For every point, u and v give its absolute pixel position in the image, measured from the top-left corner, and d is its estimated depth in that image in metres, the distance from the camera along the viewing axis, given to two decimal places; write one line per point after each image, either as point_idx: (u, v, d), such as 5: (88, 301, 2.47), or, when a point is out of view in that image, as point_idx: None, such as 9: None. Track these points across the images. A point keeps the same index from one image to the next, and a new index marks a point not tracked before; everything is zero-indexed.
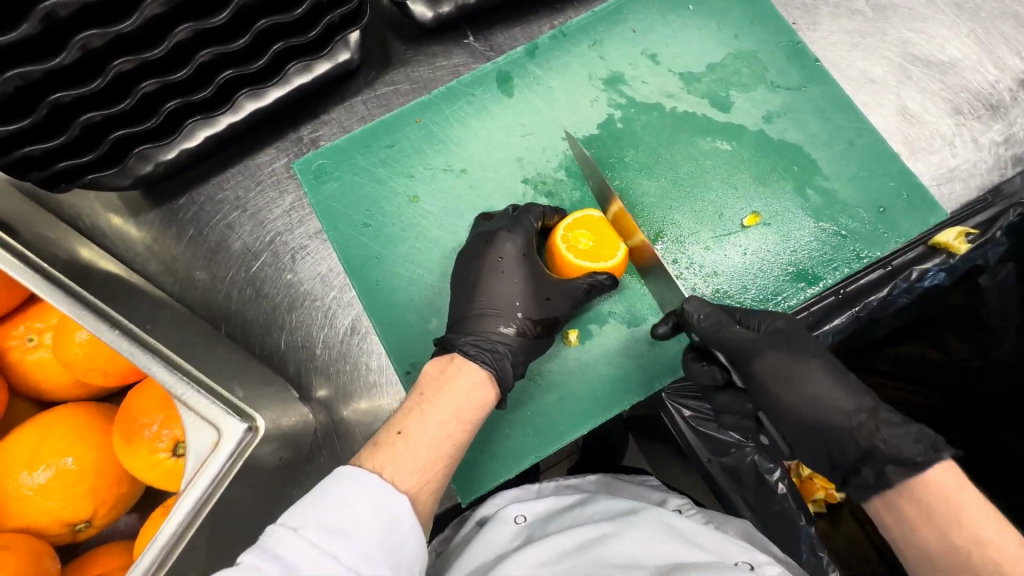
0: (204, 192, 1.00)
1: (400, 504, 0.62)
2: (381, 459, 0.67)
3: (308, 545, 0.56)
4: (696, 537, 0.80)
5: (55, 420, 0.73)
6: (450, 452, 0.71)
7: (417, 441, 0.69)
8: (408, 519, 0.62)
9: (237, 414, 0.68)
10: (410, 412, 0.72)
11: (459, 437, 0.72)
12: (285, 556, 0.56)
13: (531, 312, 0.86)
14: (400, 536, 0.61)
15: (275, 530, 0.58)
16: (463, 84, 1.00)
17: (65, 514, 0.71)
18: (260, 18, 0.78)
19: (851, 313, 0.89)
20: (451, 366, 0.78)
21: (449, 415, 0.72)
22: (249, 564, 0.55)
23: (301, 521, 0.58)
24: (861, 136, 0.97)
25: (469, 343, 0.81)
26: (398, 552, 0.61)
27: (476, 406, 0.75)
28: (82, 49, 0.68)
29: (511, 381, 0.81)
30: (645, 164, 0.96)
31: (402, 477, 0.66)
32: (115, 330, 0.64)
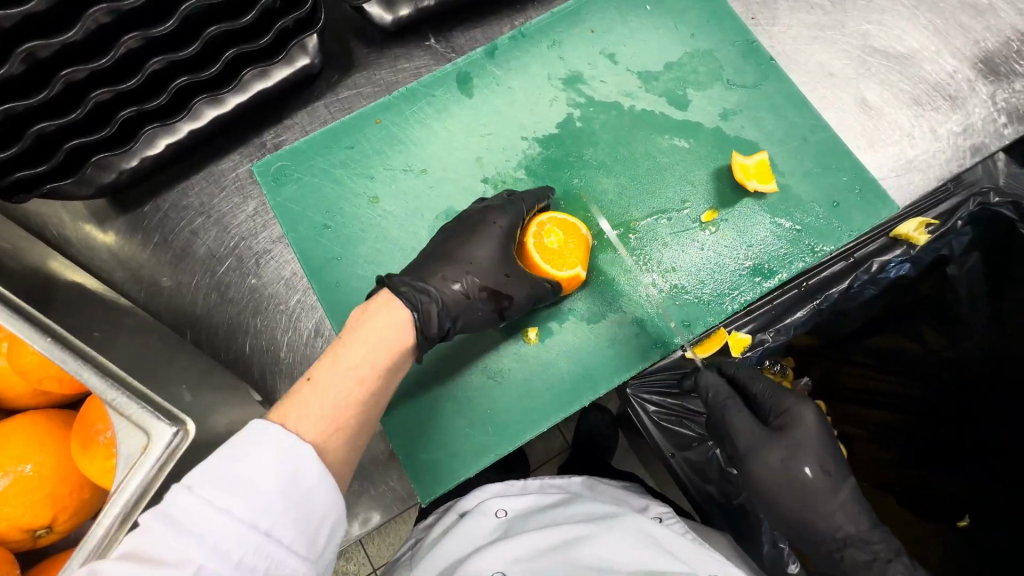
0: (168, 199, 1.01)
1: (303, 454, 0.64)
2: (289, 409, 0.70)
3: (201, 502, 0.58)
4: (673, 547, 0.81)
5: (15, 428, 0.74)
6: (362, 398, 0.73)
7: (324, 388, 0.71)
8: (313, 469, 0.64)
9: (169, 418, 0.66)
10: (321, 362, 0.74)
11: (371, 381, 0.74)
12: (177, 516, 0.57)
13: (484, 278, 0.87)
14: (306, 485, 0.63)
15: (173, 490, 0.59)
16: (423, 86, 1.01)
17: (22, 521, 0.71)
18: (209, 26, 0.79)
19: (813, 306, 0.93)
20: (367, 311, 0.79)
21: (360, 362, 0.74)
22: (146, 525, 0.57)
23: (197, 479, 0.59)
24: (816, 132, 0.97)
25: (407, 285, 0.82)
26: (305, 502, 0.63)
27: (389, 349, 0.76)
28: (27, 59, 0.69)
29: (431, 332, 0.81)
30: (604, 162, 0.97)
31: (307, 426, 0.68)
32: (49, 338, 0.65)
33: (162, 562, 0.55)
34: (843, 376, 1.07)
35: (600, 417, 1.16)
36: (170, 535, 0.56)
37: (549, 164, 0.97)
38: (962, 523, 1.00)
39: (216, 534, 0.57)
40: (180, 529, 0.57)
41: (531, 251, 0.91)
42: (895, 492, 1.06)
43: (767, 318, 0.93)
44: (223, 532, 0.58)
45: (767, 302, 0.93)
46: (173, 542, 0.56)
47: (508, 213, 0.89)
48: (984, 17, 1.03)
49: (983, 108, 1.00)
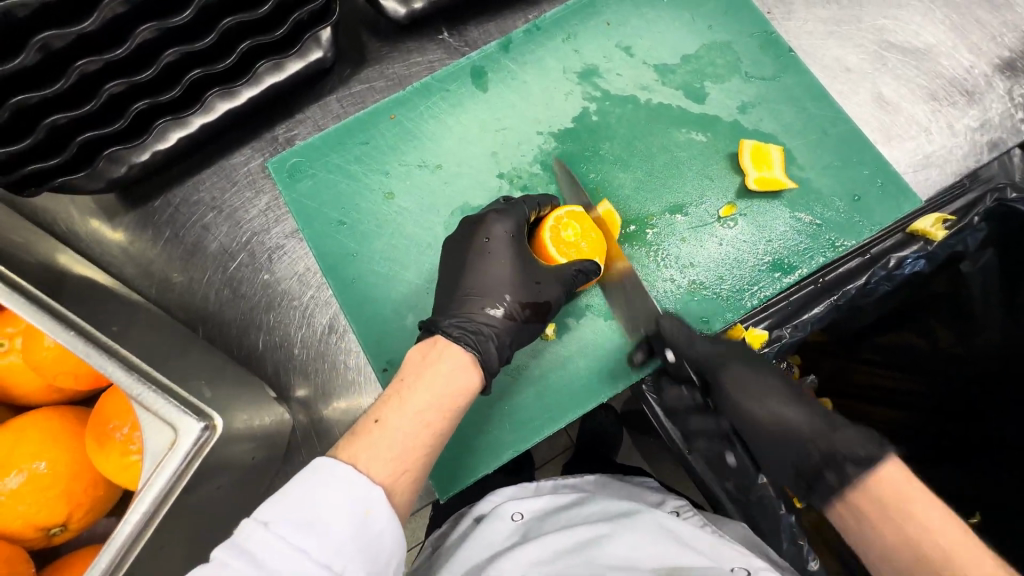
0: (180, 193, 1.00)
1: (374, 497, 0.62)
2: (357, 450, 0.66)
3: (278, 539, 0.57)
4: (694, 542, 0.80)
5: (31, 424, 0.74)
6: (429, 441, 0.70)
7: (393, 429, 0.68)
8: (383, 512, 0.62)
9: (196, 413, 0.66)
10: (388, 401, 0.71)
11: (439, 425, 0.71)
12: (254, 552, 0.56)
13: (519, 294, 0.85)
14: (376, 529, 0.61)
15: (247, 525, 0.57)
16: (437, 79, 1.00)
17: (37, 519, 0.70)
18: (225, 17, 0.77)
19: (830, 302, 0.90)
20: (433, 351, 0.77)
21: (429, 404, 0.71)
22: (217, 559, 0.56)
23: (272, 516, 0.58)
24: (835, 126, 0.97)
25: (455, 324, 0.81)
26: (376, 545, 0.60)
27: (458, 390, 0.74)
28: (42, 50, 0.67)
29: (496, 365, 0.80)
30: (621, 157, 0.96)
31: (377, 468, 0.65)
32: (72, 331, 0.64)
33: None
34: (854, 373, 1.08)
35: (611, 415, 1.15)
36: (243, 569, 0.55)
37: (566, 160, 0.97)
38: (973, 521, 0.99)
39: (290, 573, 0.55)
40: (253, 564, 0.55)
41: (548, 245, 0.89)
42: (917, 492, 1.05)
43: (783, 314, 0.90)
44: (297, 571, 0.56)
45: (783, 297, 0.91)
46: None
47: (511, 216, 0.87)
48: (1001, 12, 1.03)
49: (1000, 103, 0.99)
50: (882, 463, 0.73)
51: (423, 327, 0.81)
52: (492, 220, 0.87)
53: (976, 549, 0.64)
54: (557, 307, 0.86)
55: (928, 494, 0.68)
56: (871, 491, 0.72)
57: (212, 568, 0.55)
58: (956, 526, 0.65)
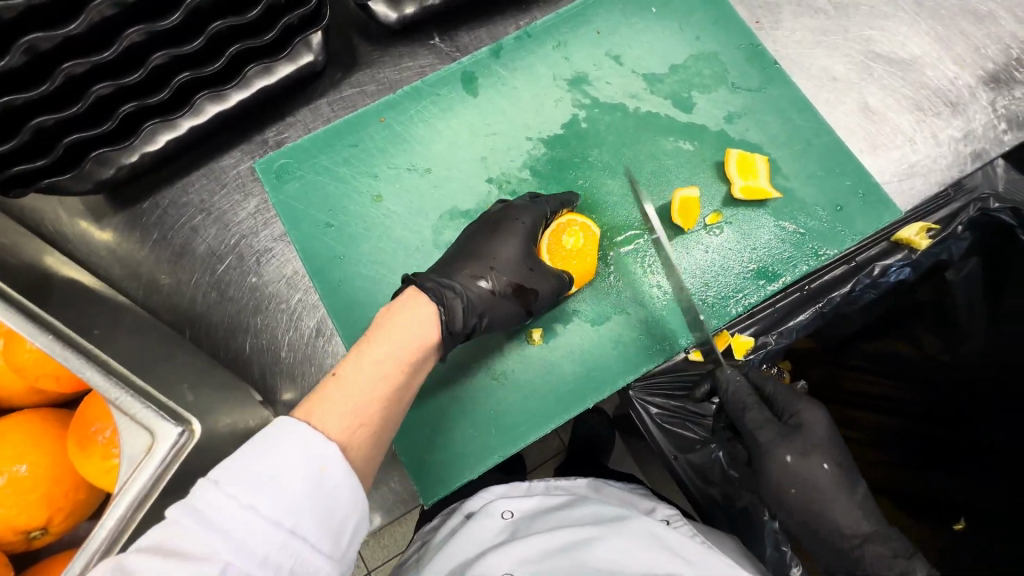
0: (168, 195, 1.00)
1: (329, 453, 0.62)
2: (312, 407, 0.67)
3: (228, 498, 0.57)
4: (683, 550, 0.80)
5: (13, 426, 0.73)
6: (386, 394, 0.71)
7: (349, 382, 0.69)
8: (339, 469, 0.62)
9: (174, 417, 0.66)
10: (346, 356, 0.72)
11: (396, 378, 0.72)
12: (204, 511, 0.56)
13: (507, 271, 0.87)
14: (330, 485, 0.61)
15: (199, 484, 0.58)
16: (427, 84, 1.00)
17: (18, 523, 0.70)
18: (215, 21, 0.78)
19: (816, 309, 0.92)
20: (395, 308, 0.78)
21: (385, 357, 0.72)
22: (170, 518, 0.56)
23: (222, 474, 0.58)
24: (820, 136, 0.98)
25: (434, 281, 0.82)
26: (331, 502, 0.61)
27: (416, 343, 0.75)
28: (29, 52, 0.67)
29: (460, 329, 0.80)
30: (608, 164, 0.97)
31: (332, 423, 0.66)
32: (50, 335, 0.63)
33: (186, 558, 0.54)
34: (844, 380, 1.08)
35: (599, 420, 1.16)
36: (193, 527, 0.55)
37: (555, 166, 0.97)
38: (958, 526, 1.01)
39: (241, 530, 0.56)
40: (204, 524, 0.56)
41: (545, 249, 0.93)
42: (902, 497, 1.06)
43: (769, 320, 0.92)
44: (247, 528, 0.56)
45: (769, 304, 0.92)
46: (198, 536, 0.55)
47: (527, 212, 0.88)
48: (985, 25, 1.04)
49: (984, 114, 1.01)
50: None
51: (404, 279, 0.83)
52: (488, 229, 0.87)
53: None
54: (543, 297, 0.87)
55: None
56: None
57: (165, 528, 0.55)
58: None
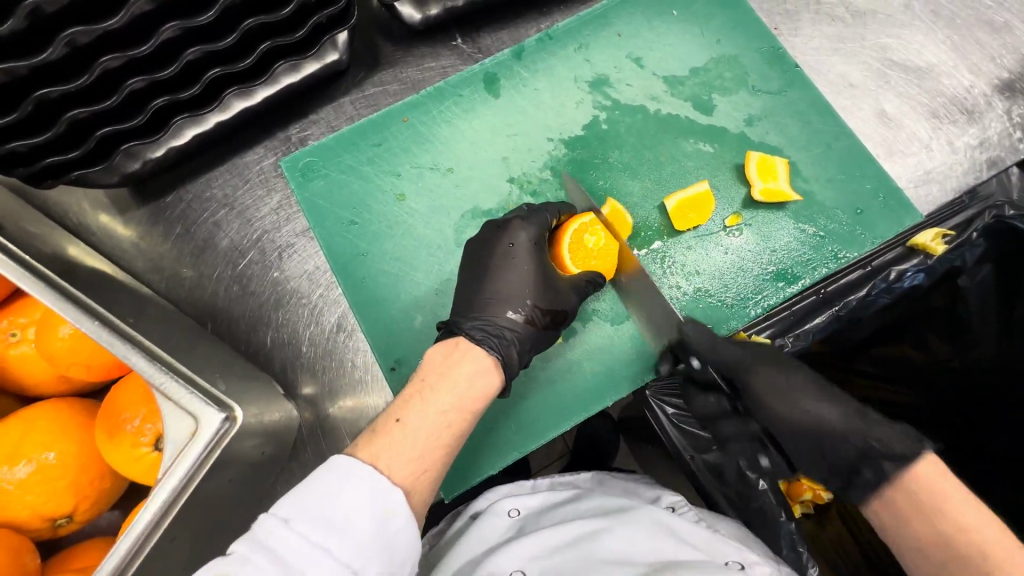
0: (191, 190, 1.01)
1: (394, 497, 0.63)
2: (378, 449, 0.67)
3: (299, 538, 0.58)
4: (689, 537, 0.81)
5: (40, 414, 0.73)
6: (448, 442, 0.71)
7: (414, 428, 0.69)
8: (403, 513, 0.63)
9: (217, 404, 0.69)
10: (410, 400, 0.73)
11: (458, 426, 0.73)
12: (276, 549, 0.57)
13: (540, 300, 0.87)
14: (394, 530, 0.62)
15: (267, 521, 0.59)
16: (451, 84, 1.01)
17: (45, 509, 0.70)
18: (248, 18, 0.79)
19: (832, 313, 0.91)
20: (455, 353, 0.79)
21: (449, 405, 0.72)
22: (238, 555, 0.57)
23: (292, 513, 0.60)
24: (839, 140, 0.99)
25: (477, 327, 0.83)
26: (392, 546, 0.62)
27: (479, 394, 0.76)
28: (69, 45, 0.68)
29: (516, 370, 0.83)
30: (629, 165, 0.98)
31: (397, 468, 0.66)
32: (95, 320, 0.64)
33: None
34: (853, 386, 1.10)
35: (612, 421, 1.16)
36: (264, 564, 0.56)
37: (575, 166, 0.98)
38: None
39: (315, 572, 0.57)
40: (278, 563, 0.56)
41: (565, 251, 0.91)
42: None
43: (784, 324, 0.92)
44: (320, 569, 0.57)
45: (785, 307, 0.92)
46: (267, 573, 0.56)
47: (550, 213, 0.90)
48: (1001, 34, 1.05)
49: (999, 122, 1.02)
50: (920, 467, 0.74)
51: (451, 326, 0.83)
52: (516, 228, 0.88)
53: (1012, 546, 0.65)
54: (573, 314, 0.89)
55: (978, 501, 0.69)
56: (907, 488, 0.74)
57: (233, 563, 0.56)
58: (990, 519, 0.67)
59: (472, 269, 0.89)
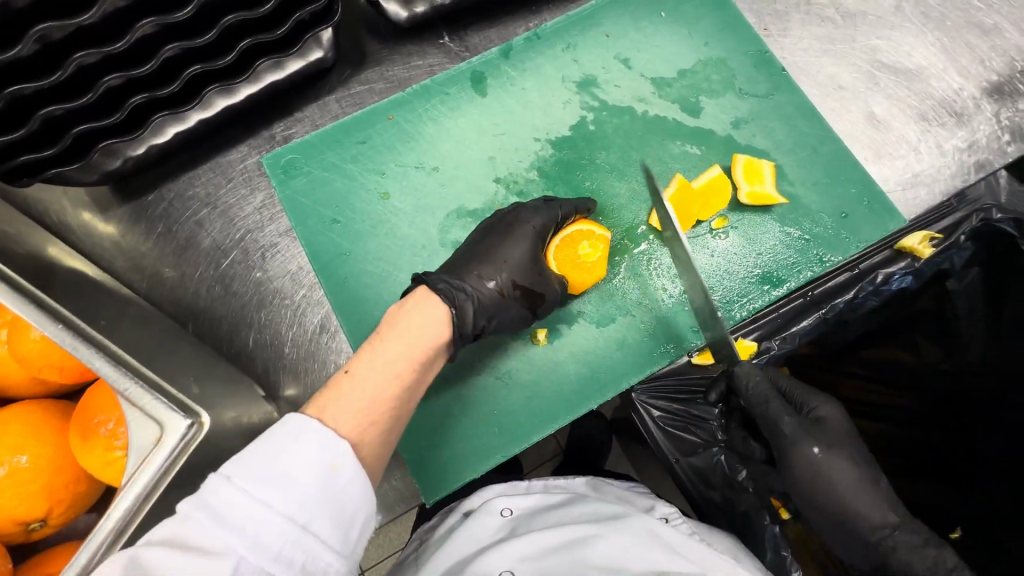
0: (174, 189, 0.99)
1: (340, 450, 0.62)
2: (324, 403, 0.66)
3: (241, 493, 0.57)
4: (681, 547, 0.80)
5: (13, 417, 0.72)
6: (398, 393, 0.71)
7: (362, 381, 0.69)
8: (350, 466, 0.62)
9: (183, 409, 0.67)
10: (358, 353, 0.72)
11: (408, 377, 0.72)
12: (218, 508, 0.56)
13: (518, 275, 0.87)
14: (340, 483, 0.61)
15: (211, 480, 0.57)
16: (436, 83, 1.00)
17: (17, 513, 0.69)
18: (226, 15, 0.78)
19: (818, 316, 0.93)
20: (407, 307, 0.78)
21: (398, 356, 0.72)
22: (182, 514, 0.56)
23: (235, 470, 0.58)
24: (826, 143, 0.98)
25: (442, 280, 0.82)
26: (341, 499, 0.61)
27: (429, 342, 0.75)
28: (41, 41, 0.67)
29: (468, 334, 0.81)
30: (616, 166, 0.97)
31: (343, 422, 0.65)
32: (60, 325, 0.63)
33: (205, 553, 0.54)
34: (840, 386, 1.09)
35: (600, 423, 1.16)
36: (206, 523, 0.55)
37: (562, 167, 0.97)
38: (953, 535, 0.99)
39: (258, 526, 0.56)
40: (219, 521, 0.56)
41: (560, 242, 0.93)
42: None
43: (772, 326, 0.92)
44: (263, 524, 0.56)
45: (771, 309, 0.93)
46: (211, 532, 0.55)
47: (542, 214, 0.89)
48: (990, 37, 1.05)
49: (988, 125, 1.01)
50: None
51: (415, 278, 0.82)
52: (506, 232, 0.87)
53: None
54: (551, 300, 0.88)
55: None
56: None
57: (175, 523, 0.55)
58: None
59: (453, 267, 0.88)
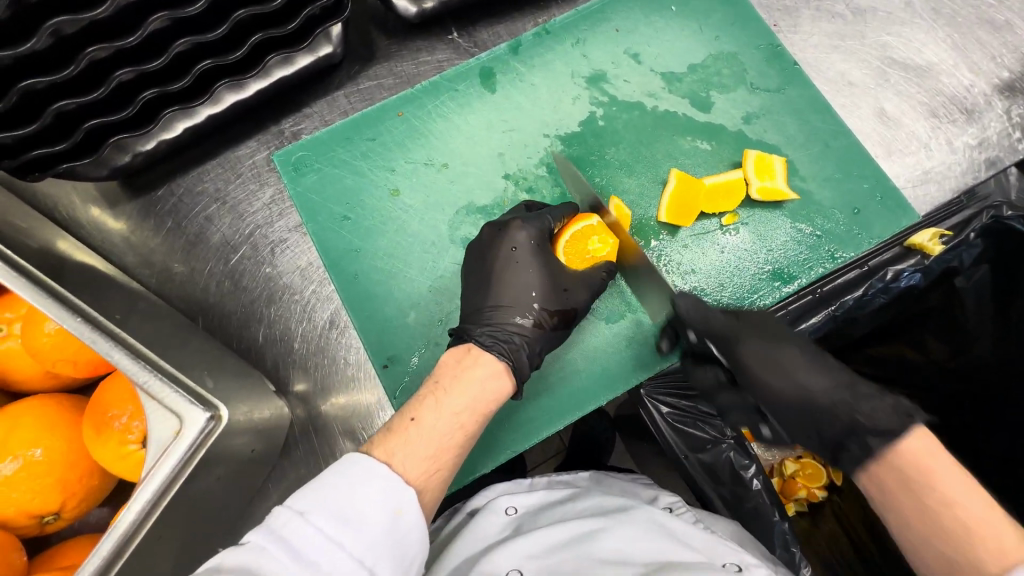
0: (183, 184, 0.99)
1: (405, 497, 0.63)
2: (392, 446, 0.67)
3: (316, 531, 0.57)
4: (686, 537, 0.81)
5: (26, 410, 0.72)
6: (461, 441, 0.71)
7: (429, 427, 0.70)
8: (414, 513, 0.63)
9: (201, 403, 0.68)
10: (424, 399, 0.73)
11: (471, 427, 0.73)
12: (289, 538, 0.56)
13: (547, 303, 0.87)
14: (404, 530, 0.62)
15: (283, 512, 0.58)
16: (447, 78, 1.00)
17: (31, 507, 0.69)
18: (238, 9, 0.77)
19: (826, 313, 0.94)
20: (468, 357, 0.79)
21: (463, 406, 0.73)
22: (255, 544, 0.55)
23: (308, 506, 0.59)
24: (837, 140, 0.98)
25: (486, 333, 0.83)
26: (403, 546, 0.61)
27: (491, 397, 0.76)
28: (55, 35, 0.67)
29: (527, 371, 0.83)
30: (626, 162, 0.97)
31: (409, 467, 0.66)
32: (77, 318, 0.63)
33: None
34: None
35: (606, 419, 1.16)
36: (279, 554, 0.55)
37: (572, 163, 0.97)
38: None
39: (327, 564, 0.56)
40: (294, 554, 0.55)
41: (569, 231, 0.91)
42: None
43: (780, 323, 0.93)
44: (332, 561, 0.56)
45: (781, 307, 0.93)
46: (287, 566, 0.54)
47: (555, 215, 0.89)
48: (1001, 33, 1.05)
49: (999, 122, 1.01)
50: (909, 434, 0.69)
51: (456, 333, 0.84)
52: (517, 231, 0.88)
53: (1006, 527, 0.60)
54: (582, 313, 0.89)
55: (967, 475, 0.64)
56: (893, 465, 0.70)
57: (247, 553, 0.54)
58: (981, 497, 0.62)
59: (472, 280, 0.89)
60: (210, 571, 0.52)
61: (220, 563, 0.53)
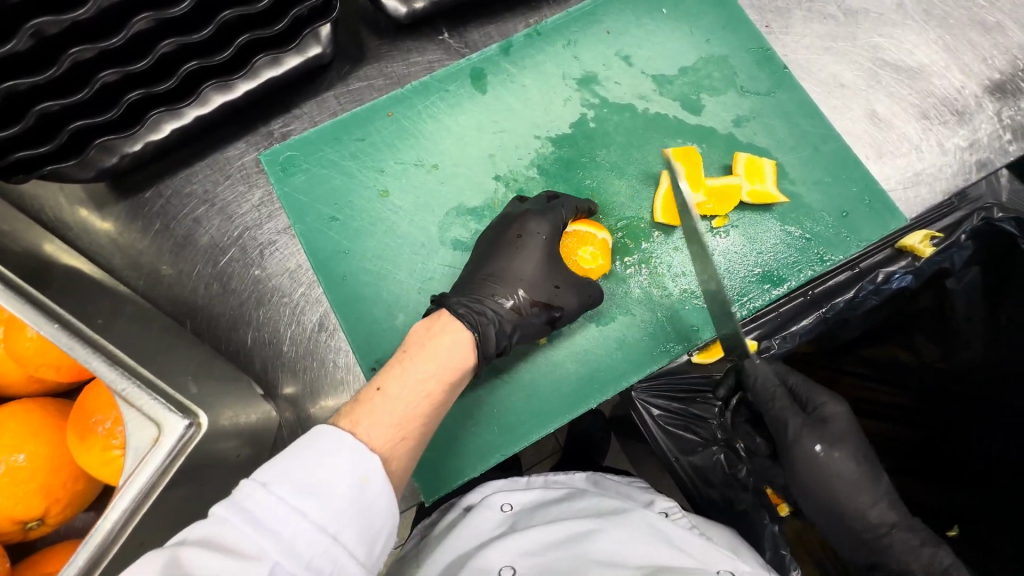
0: (171, 185, 0.99)
1: (371, 464, 0.63)
2: (358, 416, 0.68)
3: (277, 500, 0.57)
4: (682, 543, 0.80)
5: (10, 416, 0.72)
6: (428, 411, 0.72)
7: (394, 397, 0.71)
8: (380, 480, 0.63)
9: (181, 410, 0.67)
10: (391, 370, 0.74)
11: (438, 396, 0.74)
12: (251, 510, 0.56)
13: (533, 294, 0.88)
14: (370, 497, 0.62)
15: (246, 485, 0.58)
16: (436, 79, 1.00)
17: (13, 513, 0.68)
18: (224, 10, 0.77)
19: (817, 315, 0.95)
20: (437, 324, 0.79)
21: (429, 375, 0.74)
22: (218, 516, 0.55)
23: (272, 478, 0.59)
24: (827, 142, 0.98)
25: (462, 303, 0.82)
26: (369, 514, 0.62)
27: (458, 365, 0.77)
28: (36, 36, 0.67)
29: (489, 349, 0.81)
30: (616, 164, 0.97)
31: (375, 435, 0.67)
32: (56, 324, 0.63)
33: (236, 555, 0.53)
34: (842, 385, 1.10)
35: (598, 421, 1.16)
36: (241, 525, 0.55)
37: (563, 165, 0.97)
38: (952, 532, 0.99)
39: (291, 533, 0.56)
40: (253, 522, 0.55)
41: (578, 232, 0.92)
42: None
43: (771, 325, 0.94)
44: (295, 530, 0.57)
45: (773, 309, 0.94)
46: (246, 534, 0.55)
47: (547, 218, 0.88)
48: (992, 35, 1.05)
49: (989, 124, 1.01)
50: None
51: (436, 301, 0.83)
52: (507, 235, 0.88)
53: None
54: (569, 314, 0.87)
55: None
56: None
57: (210, 524, 0.55)
58: None
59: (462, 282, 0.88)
60: (176, 544, 0.54)
61: (185, 537, 0.55)
